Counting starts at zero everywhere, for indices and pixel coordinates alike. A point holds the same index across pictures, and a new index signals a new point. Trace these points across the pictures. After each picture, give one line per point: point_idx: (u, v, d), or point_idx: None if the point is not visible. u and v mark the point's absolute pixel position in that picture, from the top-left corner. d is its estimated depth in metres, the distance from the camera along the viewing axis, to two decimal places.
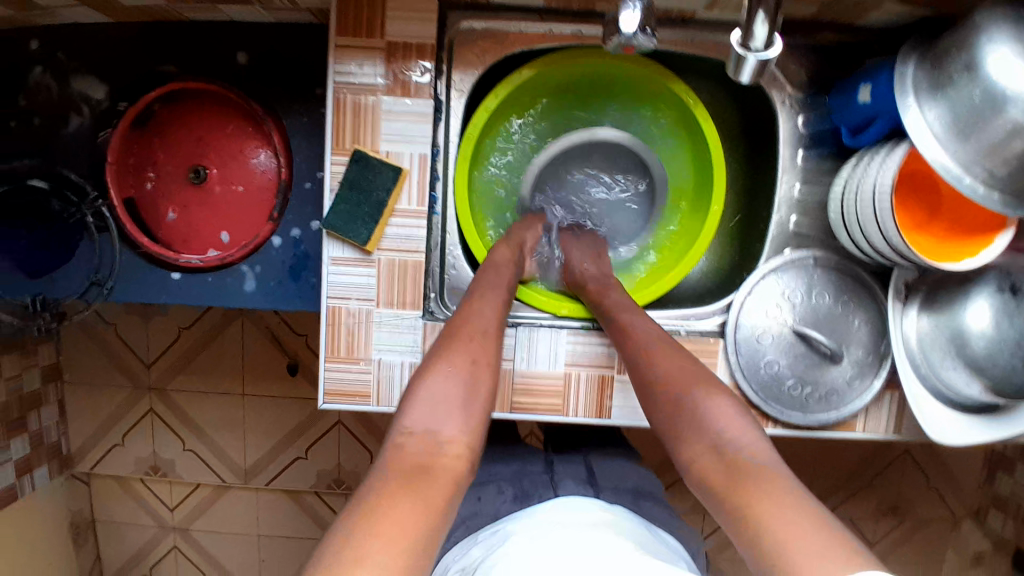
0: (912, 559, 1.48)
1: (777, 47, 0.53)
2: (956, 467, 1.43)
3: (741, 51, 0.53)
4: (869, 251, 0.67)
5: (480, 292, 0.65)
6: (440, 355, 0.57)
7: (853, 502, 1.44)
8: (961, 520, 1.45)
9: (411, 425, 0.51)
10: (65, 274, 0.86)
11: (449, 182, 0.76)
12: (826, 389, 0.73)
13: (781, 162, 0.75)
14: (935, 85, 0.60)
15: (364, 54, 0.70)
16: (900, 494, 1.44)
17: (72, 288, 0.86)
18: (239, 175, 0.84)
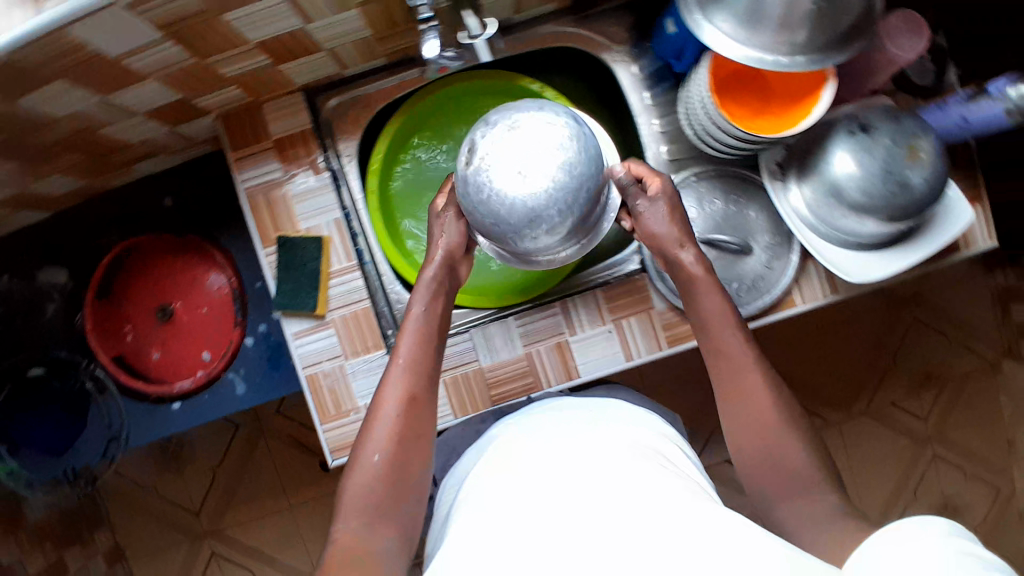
0: (971, 421, 1.37)
1: (493, 27, 0.67)
2: (970, 313, 1.38)
3: (469, 41, 0.67)
4: (726, 150, 0.77)
5: (402, 345, 0.71)
6: (369, 436, 0.66)
7: (889, 384, 1.38)
8: (998, 362, 1.37)
9: (348, 522, 0.61)
10: (83, 442, 0.96)
11: (370, 233, 0.86)
12: (750, 278, 0.81)
13: (635, 108, 0.85)
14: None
15: (260, 157, 0.81)
16: (928, 360, 1.38)
17: (94, 451, 0.95)
18: (200, 299, 0.94)
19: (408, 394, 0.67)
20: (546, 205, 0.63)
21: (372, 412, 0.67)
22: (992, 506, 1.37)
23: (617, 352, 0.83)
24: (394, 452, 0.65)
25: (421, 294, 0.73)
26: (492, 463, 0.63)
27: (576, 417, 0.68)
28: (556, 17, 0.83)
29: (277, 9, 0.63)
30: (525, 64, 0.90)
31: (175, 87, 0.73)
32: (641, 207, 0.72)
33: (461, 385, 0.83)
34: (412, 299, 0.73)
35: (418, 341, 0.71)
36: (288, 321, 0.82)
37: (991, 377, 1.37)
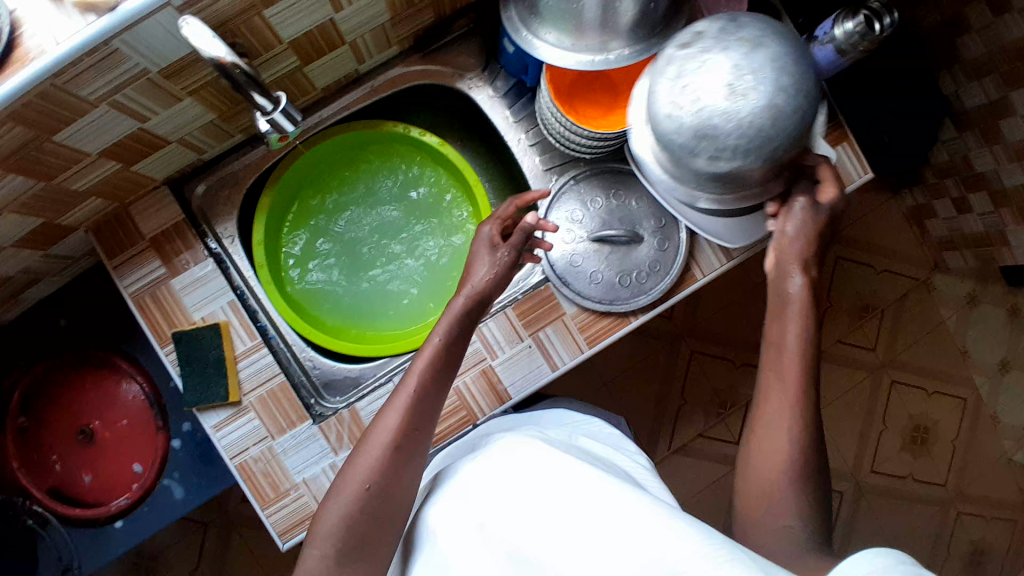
0: (919, 340, 1.39)
1: (283, 97, 0.62)
2: (888, 240, 1.39)
3: (266, 120, 0.62)
4: (585, 151, 0.80)
5: (414, 376, 0.68)
6: (352, 465, 0.65)
7: (830, 325, 1.38)
8: (930, 279, 1.39)
9: (322, 548, 0.62)
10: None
11: (269, 307, 0.85)
12: (646, 264, 0.82)
13: (502, 125, 0.88)
14: (531, 13, 0.71)
15: (138, 259, 0.79)
16: (863, 292, 1.38)
17: None
18: (118, 412, 0.92)
19: (411, 425, 0.66)
20: (727, 131, 0.58)
21: (366, 443, 0.66)
22: (961, 416, 1.39)
23: (541, 364, 0.83)
24: (382, 481, 0.64)
25: (443, 324, 0.71)
26: (475, 478, 0.62)
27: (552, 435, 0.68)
28: (403, 57, 0.85)
29: (106, 117, 0.64)
30: (390, 110, 0.92)
31: (31, 213, 0.73)
32: (800, 205, 0.68)
33: None
34: (440, 335, 0.70)
35: (423, 378, 0.68)
36: (204, 415, 0.80)
37: (925, 294, 1.39)
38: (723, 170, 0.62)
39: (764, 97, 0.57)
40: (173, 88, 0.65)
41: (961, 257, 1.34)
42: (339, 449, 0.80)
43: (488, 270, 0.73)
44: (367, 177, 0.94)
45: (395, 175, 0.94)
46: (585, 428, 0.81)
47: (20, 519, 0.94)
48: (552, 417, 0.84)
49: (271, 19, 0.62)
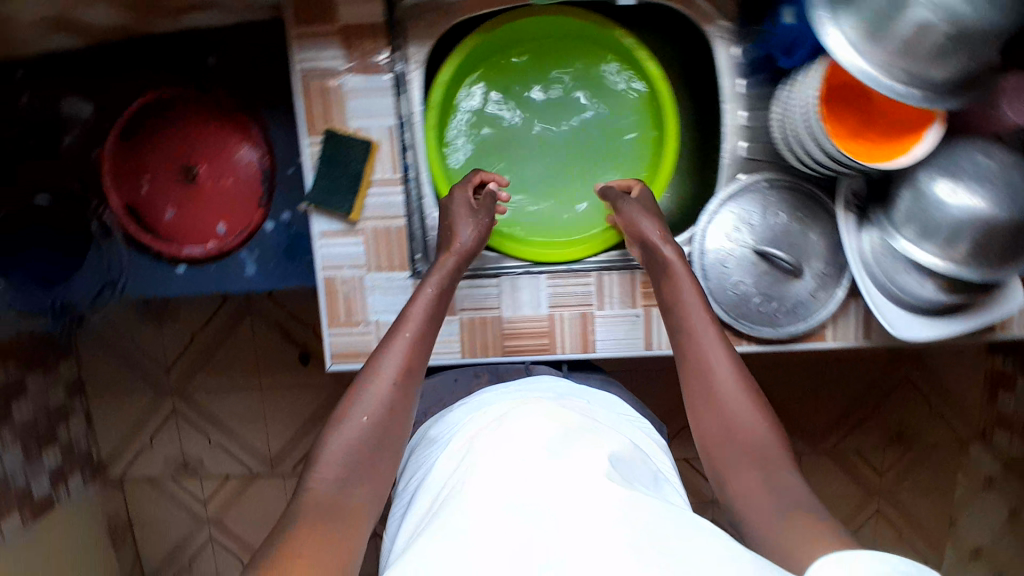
0: (921, 489, 1.38)
1: None
2: (955, 387, 1.35)
3: None
4: (812, 164, 0.74)
5: (413, 319, 0.70)
6: (355, 399, 0.64)
7: (861, 433, 1.37)
8: (969, 442, 1.36)
9: (325, 474, 0.59)
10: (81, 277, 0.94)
11: (420, 150, 0.79)
12: (791, 301, 0.79)
13: (725, 93, 0.78)
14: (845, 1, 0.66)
15: (322, 39, 0.75)
16: (906, 421, 1.36)
17: (86, 289, 0.95)
18: (226, 169, 0.89)
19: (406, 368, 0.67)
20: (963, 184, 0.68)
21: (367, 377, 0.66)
22: None
23: (638, 337, 0.82)
24: (384, 416, 0.63)
25: (437, 277, 0.74)
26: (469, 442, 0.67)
27: (555, 409, 0.69)
28: None
29: None
30: (625, 13, 0.84)
31: None
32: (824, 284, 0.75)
33: (478, 327, 0.82)
34: (421, 287, 0.73)
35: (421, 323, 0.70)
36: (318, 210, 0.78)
37: (956, 453, 1.37)
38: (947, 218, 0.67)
39: (984, 172, 0.68)
40: None
41: (1009, 439, 1.25)
42: None
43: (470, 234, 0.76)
44: (567, 72, 0.86)
45: (592, 84, 0.86)
46: (635, 423, 0.81)
47: (88, 219, 0.91)
48: (603, 399, 0.83)
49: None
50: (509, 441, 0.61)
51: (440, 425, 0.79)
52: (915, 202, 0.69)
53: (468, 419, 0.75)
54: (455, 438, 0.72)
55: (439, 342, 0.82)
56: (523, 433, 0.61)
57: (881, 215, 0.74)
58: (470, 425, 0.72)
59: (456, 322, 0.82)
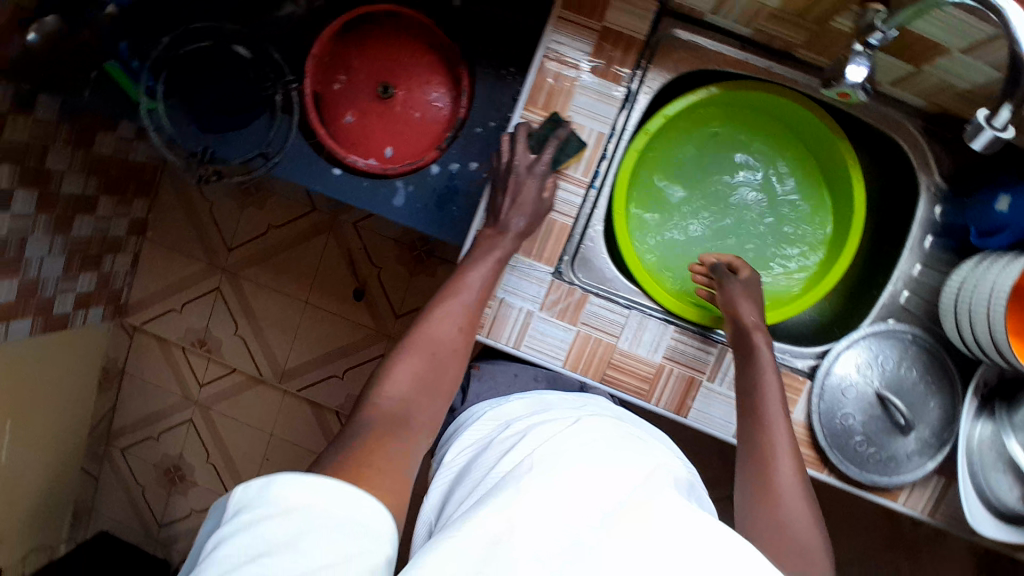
0: None
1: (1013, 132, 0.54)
2: None
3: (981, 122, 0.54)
4: (971, 342, 0.74)
5: (476, 274, 0.73)
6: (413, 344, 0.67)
7: None
8: None
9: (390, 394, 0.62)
10: (237, 137, 0.91)
11: (614, 163, 0.82)
12: (888, 453, 0.77)
13: (909, 242, 0.80)
14: None
15: (580, 31, 0.77)
16: None
17: (240, 152, 0.91)
18: (418, 103, 0.90)
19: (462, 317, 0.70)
20: None
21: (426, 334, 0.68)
22: None
23: (731, 422, 0.81)
24: (434, 363, 0.66)
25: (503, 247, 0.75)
26: (528, 431, 0.62)
27: (611, 423, 0.65)
28: (910, 115, 0.79)
29: None
30: (857, 134, 0.85)
31: None
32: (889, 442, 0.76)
33: (590, 345, 0.82)
34: (473, 258, 0.75)
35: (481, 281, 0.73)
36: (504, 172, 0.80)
37: None
38: None
39: None
40: None
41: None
42: (545, 309, 0.81)
43: (520, 222, 0.76)
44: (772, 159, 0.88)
45: (784, 176, 0.88)
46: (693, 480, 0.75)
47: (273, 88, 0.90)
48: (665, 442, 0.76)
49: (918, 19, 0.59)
50: (575, 440, 0.58)
51: (493, 409, 0.74)
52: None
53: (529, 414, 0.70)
54: (510, 428, 0.67)
55: (547, 346, 0.82)
56: (580, 434, 0.60)
57: (1002, 411, 0.77)
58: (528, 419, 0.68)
59: (572, 333, 0.82)
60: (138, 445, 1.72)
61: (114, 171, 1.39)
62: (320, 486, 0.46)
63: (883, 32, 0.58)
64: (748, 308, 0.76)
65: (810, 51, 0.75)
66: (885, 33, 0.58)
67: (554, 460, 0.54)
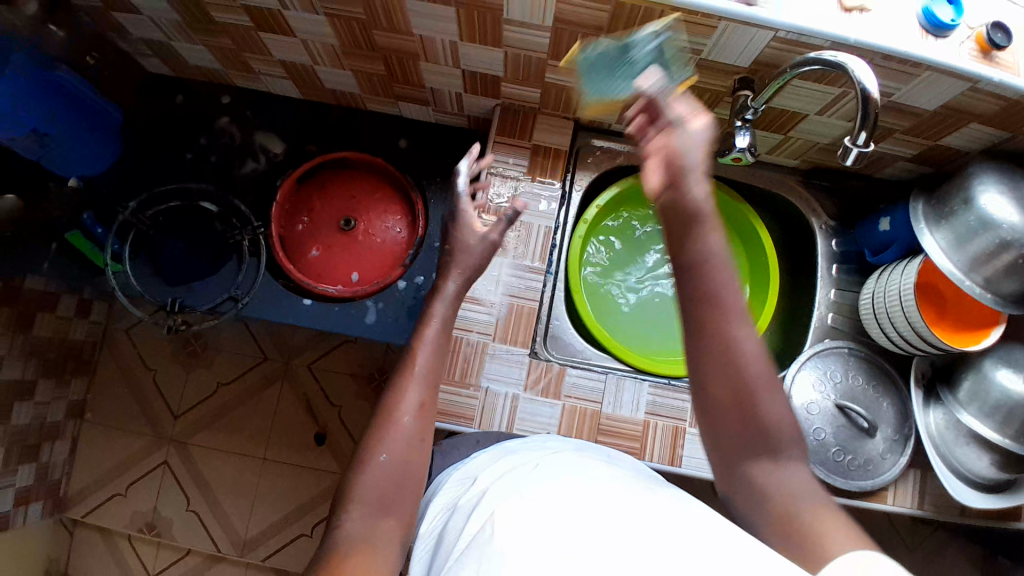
0: None
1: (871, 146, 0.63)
2: None
3: (848, 145, 0.63)
4: (897, 341, 0.86)
5: (410, 386, 0.63)
6: (381, 436, 0.59)
7: None
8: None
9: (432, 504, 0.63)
10: (205, 286, 0.95)
11: (563, 250, 0.94)
12: (863, 457, 0.85)
13: (821, 273, 0.95)
14: (941, 215, 0.78)
15: (515, 149, 0.91)
16: None
17: (207, 300, 0.94)
18: (378, 229, 0.99)
19: (416, 437, 0.60)
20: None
21: (382, 421, 0.60)
22: None
23: None
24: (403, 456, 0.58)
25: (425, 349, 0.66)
26: (496, 485, 0.59)
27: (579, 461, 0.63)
28: (789, 173, 0.97)
29: None
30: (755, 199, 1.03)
31: (506, 68, 0.80)
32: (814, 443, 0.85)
33: (578, 416, 0.86)
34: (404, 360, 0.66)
35: (424, 387, 0.63)
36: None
37: None
38: (1004, 410, 0.78)
39: None
40: (687, 73, 0.76)
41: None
42: (529, 389, 0.86)
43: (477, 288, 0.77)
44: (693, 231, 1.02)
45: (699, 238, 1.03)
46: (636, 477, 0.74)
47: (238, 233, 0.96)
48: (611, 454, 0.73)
49: (778, 96, 0.77)
50: (547, 482, 0.55)
51: (456, 469, 0.70)
52: (977, 383, 0.81)
53: (494, 465, 0.65)
54: (476, 483, 0.63)
55: (538, 424, 0.86)
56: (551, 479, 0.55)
57: (946, 393, 0.86)
58: (495, 472, 0.63)
59: (558, 407, 0.86)
60: None
61: (53, 352, 1.34)
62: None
63: (755, 108, 0.74)
64: (654, 164, 0.57)
65: None
66: (757, 108, 0.74)
67: (541, 511, 0.50)
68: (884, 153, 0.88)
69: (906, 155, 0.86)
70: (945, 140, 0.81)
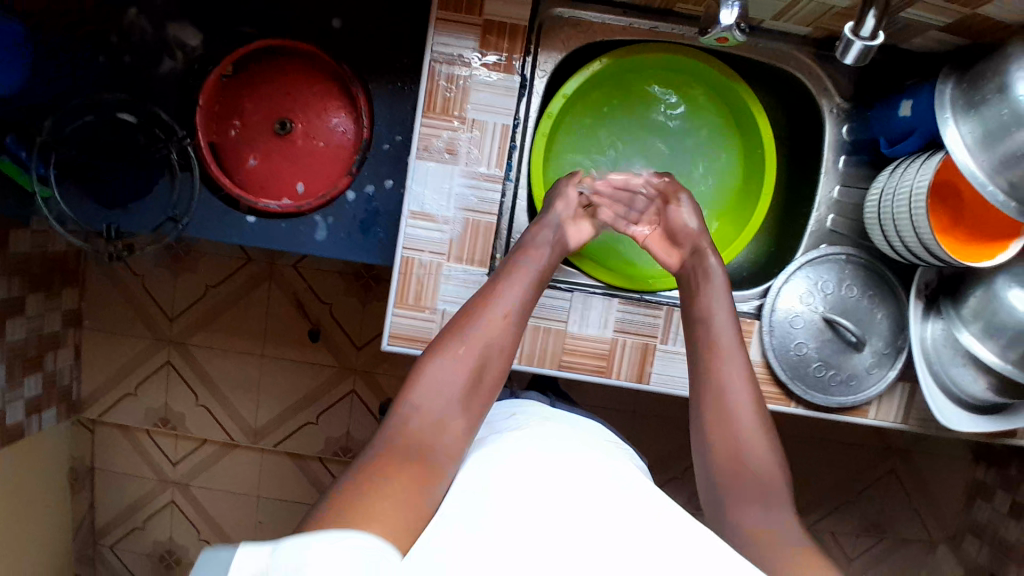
0: None
1: (881, 38, 0.61)
2: (939, 494, 1.31)
3: (850, 36, 0.61)
4: (900, 248, 0.76)
5: (471, 341, 0.69)
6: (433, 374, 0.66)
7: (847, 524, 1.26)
8: None
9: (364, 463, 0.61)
10: (140, 208, 0.88)
11: (525, 151, 0.83)
12: (848, 372, 0.79)
13: (824, 164, 0.82)
14: (970, 103, 0.65)
15: (463, 31, 0.76)
16: (883, 511, 1.31)
17: (145, 224, 0.88)
18: (320, 132, 0.89)
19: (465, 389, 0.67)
20: None
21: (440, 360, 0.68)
22: None
23: None
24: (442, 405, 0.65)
25: (499, 306, 0.72)
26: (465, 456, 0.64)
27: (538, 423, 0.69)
28: (796, 44, 0.80)
29: None
30: (752, 74, 0.88)
31: None
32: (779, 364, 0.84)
33: (541, 337, 0.81)
34: (471, 310, 0.72)
35: (482, 347, 0.70)
36: (420, 182, 0.78)
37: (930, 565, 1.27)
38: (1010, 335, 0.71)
39: None
40: None
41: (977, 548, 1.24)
42: None
43: None
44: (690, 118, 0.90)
45: (677, 124, 0.90)
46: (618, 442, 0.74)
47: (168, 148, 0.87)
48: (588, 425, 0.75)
49: None
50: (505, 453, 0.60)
51: None
52: (983, 302, 0.73)
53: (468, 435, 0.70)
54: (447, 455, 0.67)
55: None
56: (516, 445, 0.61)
57: (949, 307, 0.78)
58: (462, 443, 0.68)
59: None
60: (124, 538, 1.65)
61: (32, 268, 1.34)
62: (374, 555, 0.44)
63: None
64: None
65: (689, 4, 0.75)
66: None
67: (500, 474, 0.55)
68: (911, 21, 0.71)
69: (938, 25, 0.70)
70: (983, 10, 0.64)
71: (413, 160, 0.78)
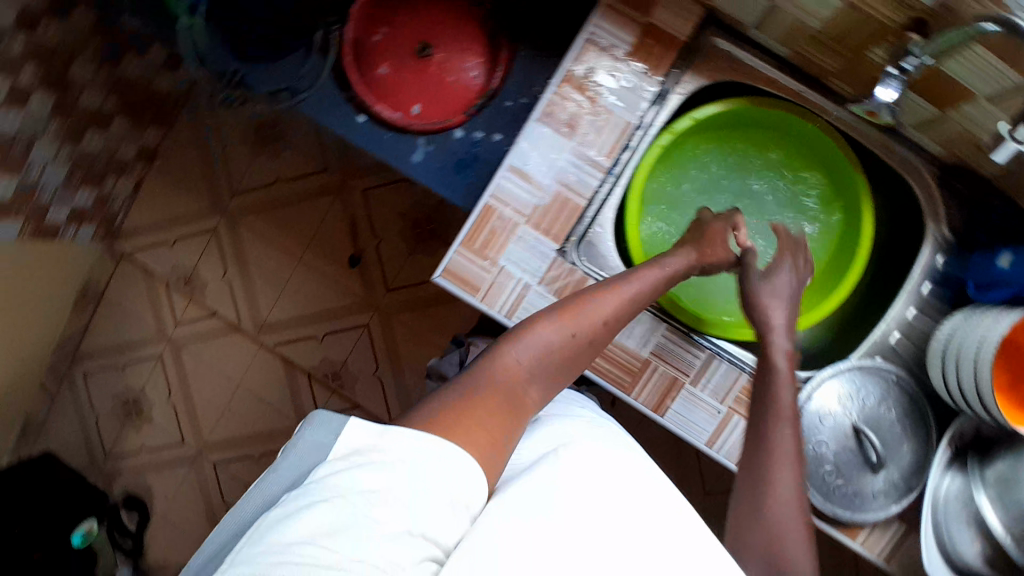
0: None
1: None
2: None
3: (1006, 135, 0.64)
4: (953, 389, 0.75)
5: (566, 335, 0.70)
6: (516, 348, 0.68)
7: None
8: None
9: None
10: (264, 69, 0.91)
11: (636, 154, 0.83)
12: (854, 487, 0.77)
13: (909, 284, 0.82)
14: None
15: (624, 24, 0.78)
16: None
17: (263, 84, 0.91)
18: (454, 68, 0.93)
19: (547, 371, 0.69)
20: None
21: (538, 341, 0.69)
22: None
23: (705, 430, 0.80)
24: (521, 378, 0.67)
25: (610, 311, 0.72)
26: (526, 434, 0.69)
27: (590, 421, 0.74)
28: (925, 161, 0.81)
29: None
30: (872, 173, 0.88)
31: None
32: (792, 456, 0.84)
33: None
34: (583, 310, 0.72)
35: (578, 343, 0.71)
36: (531, 142, 0.80)
37: None
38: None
39: None
40: None
41: None
42: (544, 283, 0.81)
43: None
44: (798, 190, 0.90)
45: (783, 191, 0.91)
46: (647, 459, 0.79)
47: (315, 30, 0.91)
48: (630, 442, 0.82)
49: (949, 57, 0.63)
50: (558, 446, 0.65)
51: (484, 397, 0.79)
52: (1011, 471, 0.74)
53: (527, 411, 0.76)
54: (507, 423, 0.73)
55: None
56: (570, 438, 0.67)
57: (974, 464, 0.78)
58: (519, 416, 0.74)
59: None
60: (102, 372, 1.68)
61: (135, 94, 1.40)
62: (427, 451, 0.55)
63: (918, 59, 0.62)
64: None
65: (843, 82, 0.77)
66: (920, 59, 0.62)
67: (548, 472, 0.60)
68: None
69: None
70: None
71: (533, 120, 0.80)
